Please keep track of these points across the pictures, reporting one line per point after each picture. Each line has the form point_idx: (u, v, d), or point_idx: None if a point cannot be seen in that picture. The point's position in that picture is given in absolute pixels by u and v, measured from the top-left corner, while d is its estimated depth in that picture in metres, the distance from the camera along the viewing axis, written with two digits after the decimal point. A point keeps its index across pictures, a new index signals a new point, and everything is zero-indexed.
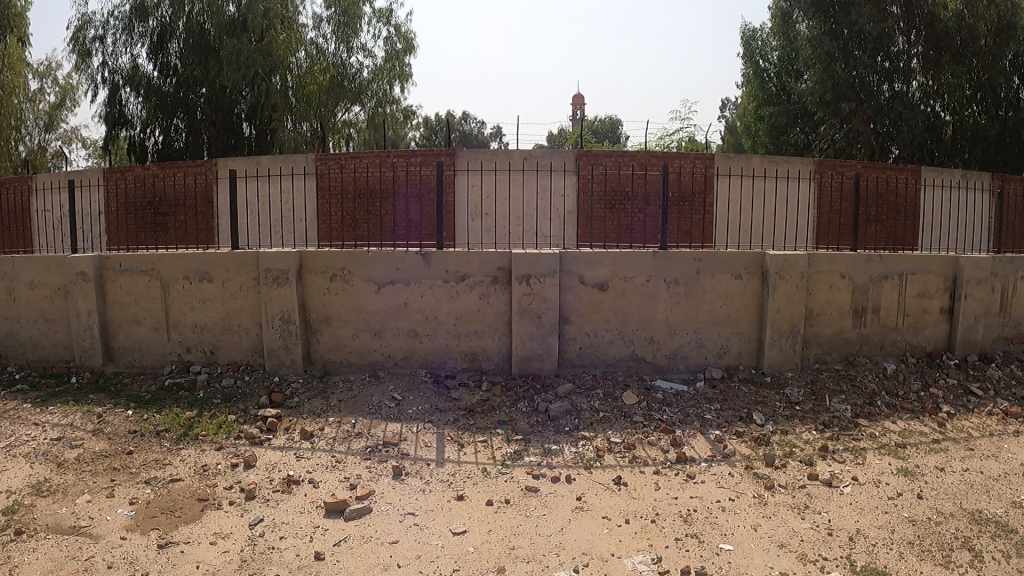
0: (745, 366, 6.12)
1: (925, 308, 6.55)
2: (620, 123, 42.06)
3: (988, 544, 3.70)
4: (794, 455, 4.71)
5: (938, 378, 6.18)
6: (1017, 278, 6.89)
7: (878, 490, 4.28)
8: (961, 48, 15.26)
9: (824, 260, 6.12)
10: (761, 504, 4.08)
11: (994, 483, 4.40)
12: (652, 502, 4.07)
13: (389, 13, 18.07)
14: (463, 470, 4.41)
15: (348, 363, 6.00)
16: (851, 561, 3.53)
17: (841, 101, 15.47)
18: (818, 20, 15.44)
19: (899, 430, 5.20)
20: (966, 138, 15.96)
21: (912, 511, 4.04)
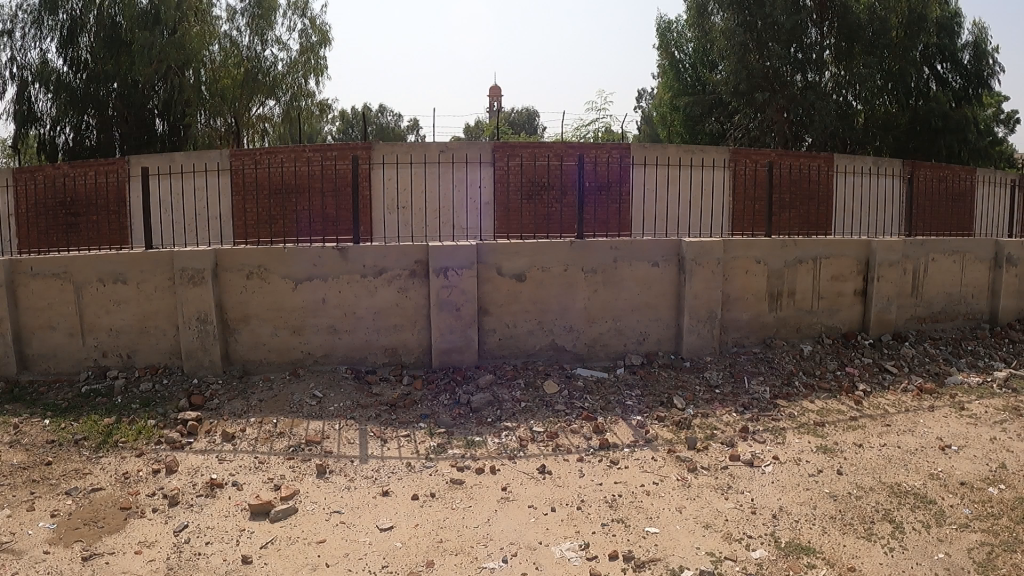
0: (664, 351, 6.22)
1: (839, 290, 6.75)
2: (536, 114, 42.54)
3: (907, 516, 3.86)
4: (715, 437, 4.80)
5: (853, 357, 6.39)
6: (927, 260, 7.18)
7: (799, 468, 4.39)
8: (873, 40, 15.80)
9: (739, 246, 6.25)
10: (685, 486, 4.15)
11: (911, 457, 4.58)
12: (577, 490, 4.10)
13: (304, 6, 17.76)
14: (388, 465, 4.38)
15: (268, 362, 5.87)
16: (775, 537, 3.62)
17: (754, 92, 15.90)
18: (732, 11, 15.68)
19: (817, 410, 5.35)
20: (876, 126, 16.70)
21: (832, 486, 4.17)
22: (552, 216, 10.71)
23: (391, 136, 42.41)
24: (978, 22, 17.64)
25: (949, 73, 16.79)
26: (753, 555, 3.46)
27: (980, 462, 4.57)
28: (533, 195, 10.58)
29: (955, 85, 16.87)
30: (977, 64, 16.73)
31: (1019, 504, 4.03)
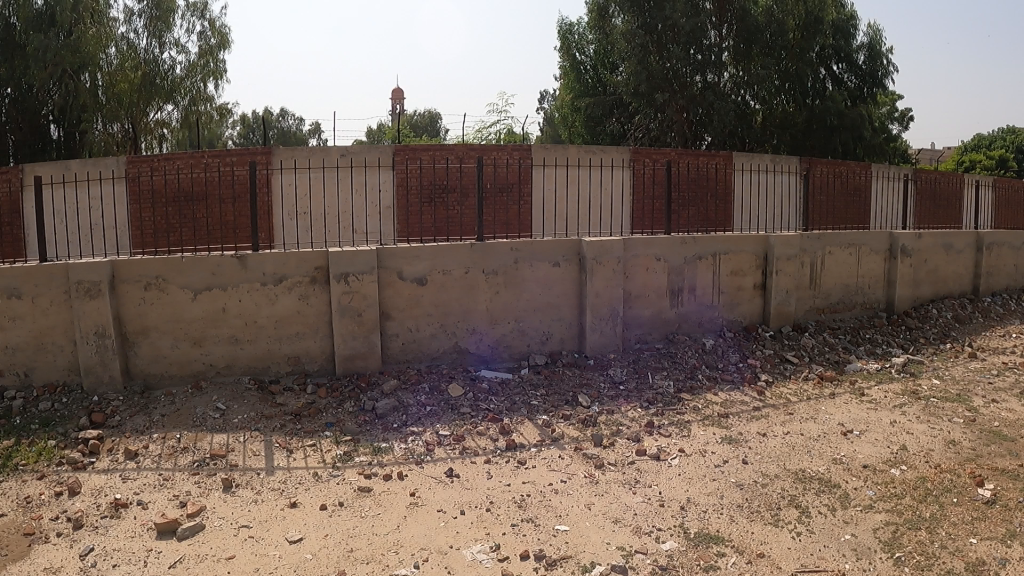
0: (567, 350, 6.32)
1: (739, 285, 6.93)
2: (439, 118, 42.49)
3: (812, 500, 4.00)
4: (621, 433, 4.86)
5: (754, 349, 6.58)
6: (824, 253, 7.43)
7: (705, 459, 4.48)
8: (770, 41, 16.30)
9: (638, 244, 6.36)
10: (593, 483, 4.20)
11: (814, 443, 4.74)
12: (486, 491, 4.10)
13: (204, 7, 17.38)
14: (295, 476, 4.31)
15: (169, 375, 5.67)
16: (684, 529, 3.69)
17: (655, 92, 16.32)
18: (633, 14, 16.12)
19: (721, 402, 5.47)
20: (774, 124, 17.04)
21: (738, 476, 4.26)
22: (454, 218, 10.70)
23: (293, 140, 41.70)
24: (874, 24, 18.30)
25: (845, 73, 17.14)
26: (664, 547, 3.52)
27: (880, 445, 4.76)
28: (436, 199, 10.52)
29: (852, 84, 17.23)
30: (871, 64, 17.07)
31: (917, 484, 4.23)
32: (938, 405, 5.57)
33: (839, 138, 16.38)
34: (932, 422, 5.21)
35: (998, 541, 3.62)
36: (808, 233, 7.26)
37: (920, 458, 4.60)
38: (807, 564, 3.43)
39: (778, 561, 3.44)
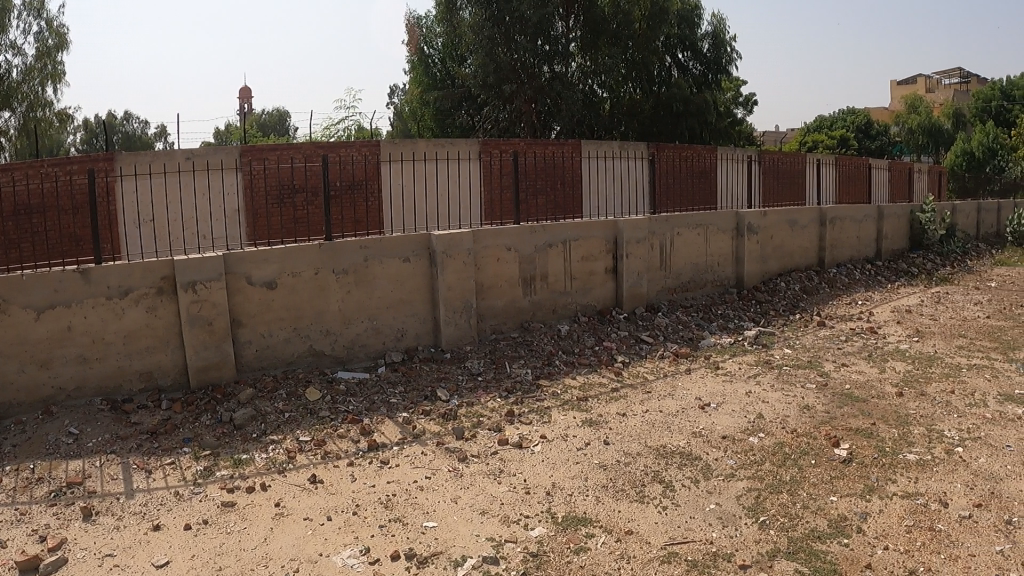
0: (423, 345, 6.60)
1: (590, 270, 7.66)
2: (287, 119, 45.54)
3: (676, 474, 4.37)
4: (481, 424, 5.11)
5: (609, 332, 7.28)
6: (670, 237, 8.47)
7: (566, 444, 4.75)
8: (617, 31, 16.87)
9: (489, 236, 6.83)
10: (457, 476, 4.33)
11: (674, 419, 5.20)
12: (351, 495, 4.14)
13: (40, 6, 16.52)
14: (157, 497, 4.17)
15: (17, 404, 5.18)
16: (552, 514, 3.87)
17: (502, 83, 16.75)
18: (479, 7, 16.39)
19: (580, 386, 5.92)
20: (622, 112, 17.95)
21: (600, 458, 4.57)
22: (305, 219, 10.51)
23: (139, 145, 40.27)
24: (717, 16, 19.30)
25: (691, 61, 18.47)
26: (534, 534, 3.67)
27: (736, 415, 5.35)
28: (286, 199, 10.41)
29: (696, 72, 18.60)
30: (715, 53, 18.51)
31: (774, 449, 4.77)
32: (792, 371, 6.51)
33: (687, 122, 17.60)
34: (786, 389, 6.02)
35: (852, 496, 4.21)
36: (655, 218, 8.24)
37: (778, 424, 5.21)
38: (676, 536, 3.73)
39: (646, 536, 3.71)
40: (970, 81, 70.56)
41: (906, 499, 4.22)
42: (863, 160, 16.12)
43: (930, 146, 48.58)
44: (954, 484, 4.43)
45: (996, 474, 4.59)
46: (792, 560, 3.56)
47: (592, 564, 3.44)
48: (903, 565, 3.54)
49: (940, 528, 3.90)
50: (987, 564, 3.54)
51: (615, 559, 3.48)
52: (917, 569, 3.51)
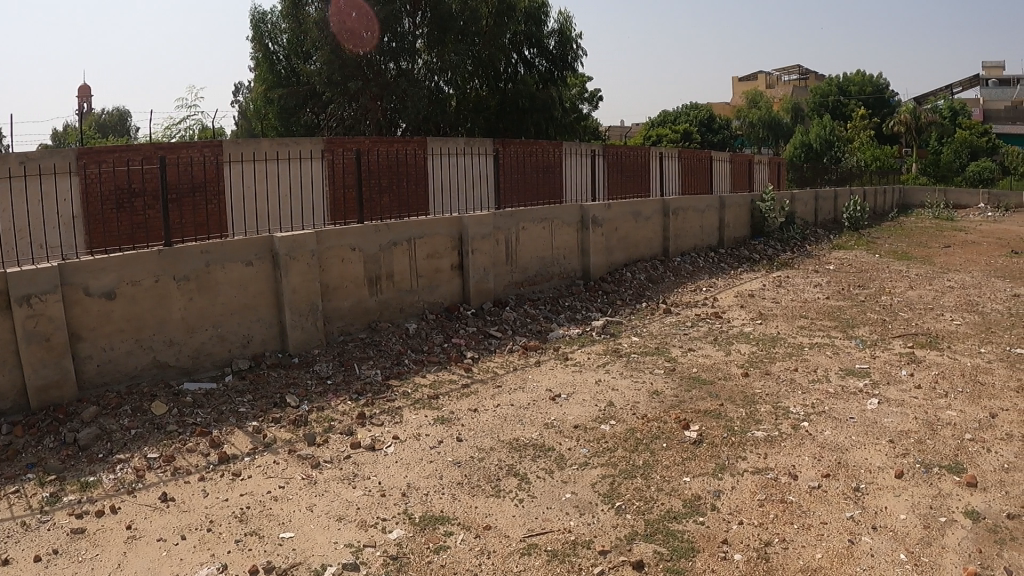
0: (269, 351, 6.74)
1: (437, 267, 8.49)
2: (128, 116, 44.53)
3: (530, 466, 5.10)
4: (334, 429, 5.57)
5: (457, 329, 8.17)
6: (516, 231, 9.64)
7: (420, 443, 5.41)
8: (464, 28, 18.84)
9: (332, 237, 7.26)
10: (312, 484, 4.74)
11: (527, 412, 6.13)
12: (205, 510, 4.34)
13: None
14: (2, 529, 4.07)
15: None
16: (409, 514, 4.36)
17: (348, 80, 18.76)
18: (327, 4, 18.30)
19: (431, 383, 6.74)
20: (468, 108, 20.18)
21: (456, 455, 5.24)
22: (147, 224, 10.10)
23: None
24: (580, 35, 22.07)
25: (537, 57, 21.14)
26: (392, 534, 4.13)
27: (588, 405, 6.31)
28: (123, 204, 9.97)
29: (542, 67, 21.27)
30: (560, 50, 21.38)
31: (626, 435, 5.65)
32: (641, 360, 7.74)
33: (529, 118, 20.30)
34: (634, 376, 7.19)
35: (705, 476, 5.01)
36: (498, 215, 9.30)
37: (628, 410, 6.20)
38: (534, 527, 4.30)
39: (506, 529, 4.26)
40: (809, 77, 74.91)
41: (757, 474, 5.10)
42: (705, 153, 17.15)
43: (771, 140, 51.45)
44: (802, 457, 5.41)
45: (839, 444, 5.71)
46: (649, 541, 4.18)
47: (453, 559, 3.93)
48: (760, 538, 4.28)
49: (791, 499, 4.76)
50: (838, 530, 4.42)
51: (476, 556, 3.95)
52: (772, 540, 4.26)
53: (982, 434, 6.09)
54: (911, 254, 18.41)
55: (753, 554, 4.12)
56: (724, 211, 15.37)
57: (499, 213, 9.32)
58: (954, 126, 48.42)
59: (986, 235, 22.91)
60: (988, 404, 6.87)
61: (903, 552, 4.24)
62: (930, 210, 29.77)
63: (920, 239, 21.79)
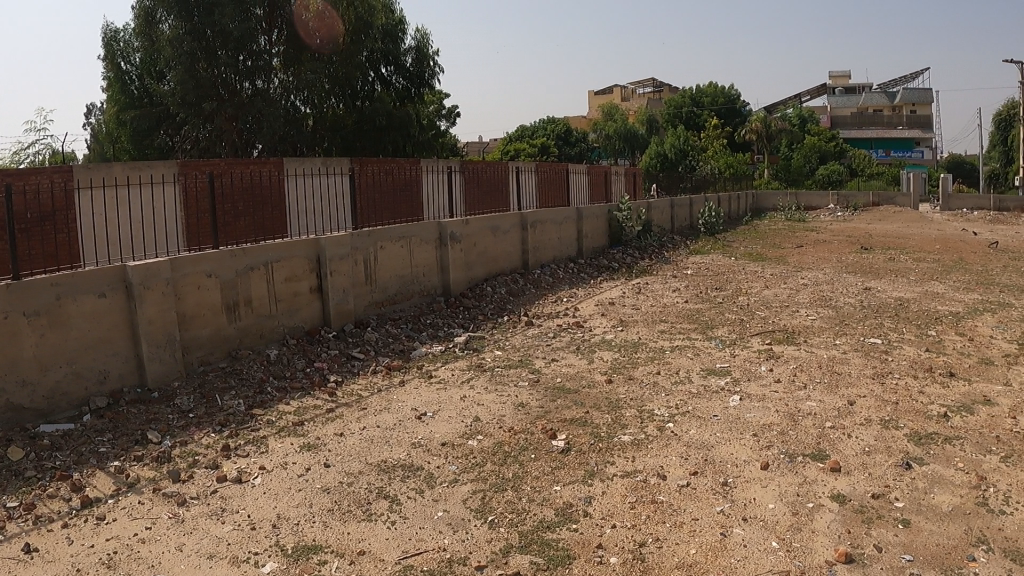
0: (128, 386, 6.45)
1: (296, 291, 8.39)
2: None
3: (401, 487, 5.25)
4: (198, 463, 5.42)
5: (319, 353, 8.15)
6: (375, 250, 9.67)
7: (287, 472, 5.39)
8: (321, 46, 19.29)
9: (187, 264, 7.03)
10: (180, 522, 4.60)
11: (394, 432, 6.29)
12: (71, 559, 4.16)
13: None
14: None
15: None
16: (281, 546, 4.35)
17: (202, 101, 18.48)
18: (181, 20, 17.84)
19: (295, 409, 6.69)
20: (325, 127, 20.06)
21: (323, 481, 5.27)
22: None
23: None
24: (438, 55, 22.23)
25: (393, 75, 21.02)
26: (266, 569, 4.11)
27: (455, 422, 6.61)
28: None
29: (399, 86, 21.20)
30: (417, 67, 21.31)
31: (493, 449, 5.98)
32: (505, 373, 8.13)
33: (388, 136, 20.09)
34: (500, 390, 7.55)
35: (574, 484, 5.38)
36: (356, 235, 9.30)
37: (495, 424, 6.56)
38: (408, 546, 4.44)
39: (380, 553, 4.34)
40: (664, 90, 77.64)
41: (626, 477, 5.53)
42: (562, 165, 17.48)
43: (627, 151, 52.66)
44: (670, 457, 5.92)
45: (704, 442, 6.25)
46: (524, 552, 4.41)
47: None
48: (633, 539, 4.62)
49: (661, 499, 5.19)
50: (709, 525, 4.85)
51: None
52: (645, 541, 4.61)
53: (840, 421, 6.85)
54: (766, 255, 19.34)
55: (628, 555, 4.43)
56: (582, 223, 16.11)
57: (357, 233, 9.31)
58: (800, 133, 51.25)
59: (833, 234, 24.35)
60: (845, 392, 7.64)
61: (774, 540, 4.72)
62: (781, 214, 31.28)
63: (773, 240, 22.97)
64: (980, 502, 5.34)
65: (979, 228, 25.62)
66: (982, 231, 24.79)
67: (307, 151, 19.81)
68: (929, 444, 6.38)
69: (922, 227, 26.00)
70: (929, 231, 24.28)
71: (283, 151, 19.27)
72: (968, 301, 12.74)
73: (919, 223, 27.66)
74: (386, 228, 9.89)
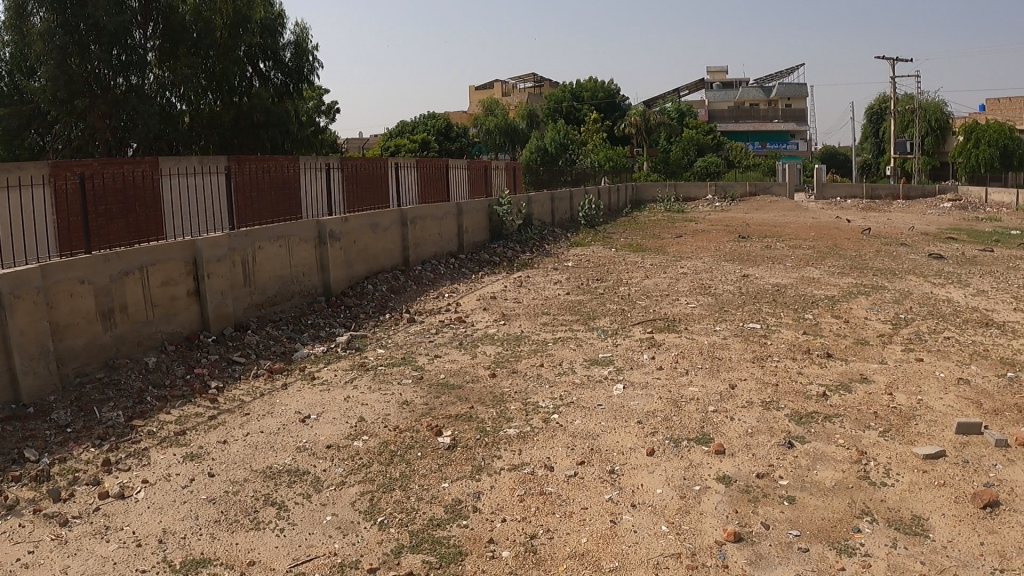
0: (2, 403, 6.03)
1: (173, 295, 8.03)
2: None
3: (288, 492, 5.33)
4: (79, 480, 5.37)
5: (198, 358, 7.89)
6: (253, 251, 9.39)
7: (171, 483, 5.41)
8: (198, 41, 18.60)
9: (58, 271, 6.63)
10: (62, 543, 4.62)
11: (279, 436, 6.28)
12: None
13: None
14: None
15: None
16: (169, 562, 4.46)
17: (75, 97, 17.55)
18: (51, 12, 17.00)
19: (177, 418, 6.55)
20: (203, 125, 19.43)
21: (208, 491, 5.32)
22: None
23: None
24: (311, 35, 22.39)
25: (272, 70, 20.64)
26: None
27: (339, 423, 6.59)
28: None
29: (278, 81, 20.83)
30: (296, 62, 21.00)
31: (379, 449, 6.03)
32: (389, 371, 8.08)
33: (265, 132, 19.54)
34: (383, 389, 7.50)
35: (462, 479, 5.53)
36: (233, 236, 9.00)
37: (380, 424, 6.57)
38: (298, 554, 4.59)
39: (270, 562, 4.48)
40: (546, 86, 78.52)
41: (514, 471, 5.67)
42: (442, 161, 17.40)
43: (509, 146, 53.03)
44: (556, 448, 6.07)
45: (589, 432, 6.41)
46: (416, 552, 4.59)
47: None
48: (525, 532, 4.83)
49: (550, 490, 5.36)
50: (599, 513, 5.06)
51: None
52: (536, 533, 4.82)
53: (723, 404, 7.10)
54: (647, 246, 19.79)
55: (520, 548, 4.63)
56: (462, 218, 16.14)
57: (234, 233, 9.01)
58: (679, 127, 52.79)
59: (712, 223, 25.13)
60: (726, 376, 7.92)
61: (664, 524, 4.96)
62: (662, 204, 32.09)
63: (653, 231, 23.51)
64: (862, 475, 5.66)
65: (851, 216, 26.99)
66: (856, 219, 25.95)
67: (182, 149, 19.08)
68: (810, 422, 6.66)
69: (797, 216, 27.13)
70: (804, 220, 25.30)
71: (159, 150, 18.55)
72: (843, 285, 13.37)
73: (794, 211, 28.85)
74: (264, 228, 9.63)
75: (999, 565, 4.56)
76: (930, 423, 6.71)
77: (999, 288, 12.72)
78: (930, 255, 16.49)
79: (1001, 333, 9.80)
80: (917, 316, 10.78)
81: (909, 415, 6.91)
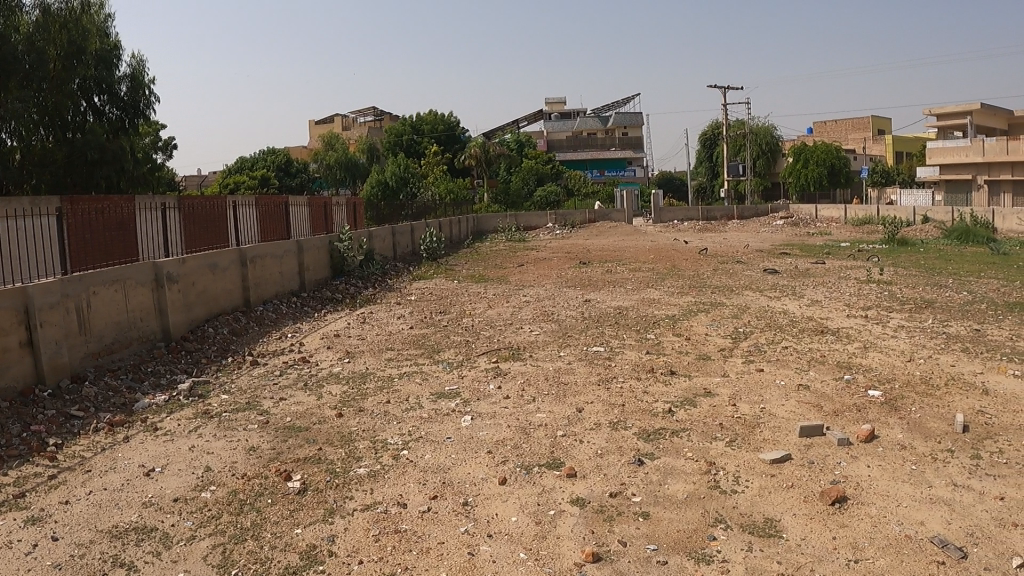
0: None
1: (5, 346, 7.41)
2: None
3: (137, 551, 4.99)
4: None
5: (34, 414, 7.27)
6: (88, 296, 8.80)
7: (14, 551, 4.97)
8: (31, 72, 17.32)
9: None
10: None
11: (122, 492, 5.88)
12: None
13: None
14: None
15: None
16: None
17: None
18: None
19: (14, 480, 6.04)
20: (33, 162, 18.19)
21: (53, 556, 4.91)
22: None
23: None
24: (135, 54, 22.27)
25: (107, 104, 19.78)
26: None
27: (185, 474, 6.24)
28: None
29: (113, 115, 19.88)
30: (132, 95, 20.18)
31: (228, 499, 5.74)
32: (232, 418, 7.71)
33: (101, 170, 18.71)
34: (228, 436, 7.17)
35: (314, 524, 5.35)
36: (66, 281, 8.42)
37: (228, 472, 6.27)
38: None
39: None
40: (386, 120, 78.44)
41: (367, 511, 5.55)
42: (280, 198, 16.94)
43: (349, 180, 52.58)
44: (407, 484, 5.99)
45: (440, 465, 6.37)
46: None
47: None
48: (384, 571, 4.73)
49: (404, 528, 5.28)
50: (456, 546, 5.03)
51: None
52: (394, 571, 4.73)
53: (570, 429, 7.23)
54: (489, 276, 19.99)
55: None
56: (303, 255, 15.79)
57: (66, 278, 8.43)
58: (519, 157, 54.26)
59: (555, 251, 25.72)
60: (571, 401, 8.05)
61: (522, 551, 4.98)
62: (504, 233, 32.66)
63: (495, 261, 23.77)
64: (711, 485, 5.90)
65: (687, 238, 28.34)
66: (693, 240, 27.22)
67: (13, 190, 17.98)
68: (658, 439, 6.89)
69: (637, 239, 28.17)
70: (643, 243, 26.30)
71: None
72: (683, 304, 13.98)
73: (635, 236, 30.00)
74: (98, 272, 9.06)
75: (852, 556, 4.86)
76: (774, 428, 7.09)
77: (830, 297, 13.65)
78: (765, 271, 17.52)
79: (835, 339, 10.52)
80: (755, 329, 11.40)
81: (753, 423, 7.28)
